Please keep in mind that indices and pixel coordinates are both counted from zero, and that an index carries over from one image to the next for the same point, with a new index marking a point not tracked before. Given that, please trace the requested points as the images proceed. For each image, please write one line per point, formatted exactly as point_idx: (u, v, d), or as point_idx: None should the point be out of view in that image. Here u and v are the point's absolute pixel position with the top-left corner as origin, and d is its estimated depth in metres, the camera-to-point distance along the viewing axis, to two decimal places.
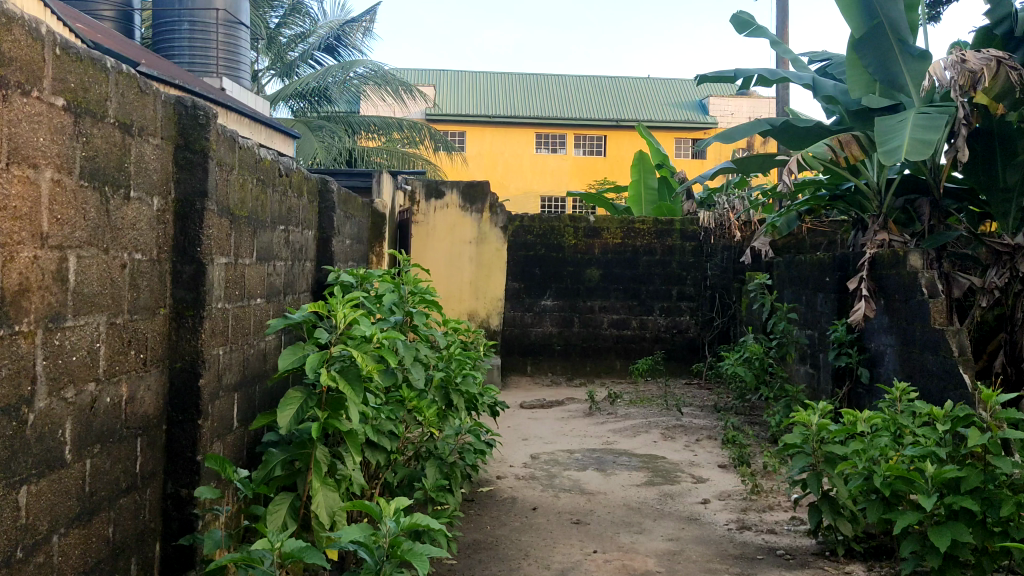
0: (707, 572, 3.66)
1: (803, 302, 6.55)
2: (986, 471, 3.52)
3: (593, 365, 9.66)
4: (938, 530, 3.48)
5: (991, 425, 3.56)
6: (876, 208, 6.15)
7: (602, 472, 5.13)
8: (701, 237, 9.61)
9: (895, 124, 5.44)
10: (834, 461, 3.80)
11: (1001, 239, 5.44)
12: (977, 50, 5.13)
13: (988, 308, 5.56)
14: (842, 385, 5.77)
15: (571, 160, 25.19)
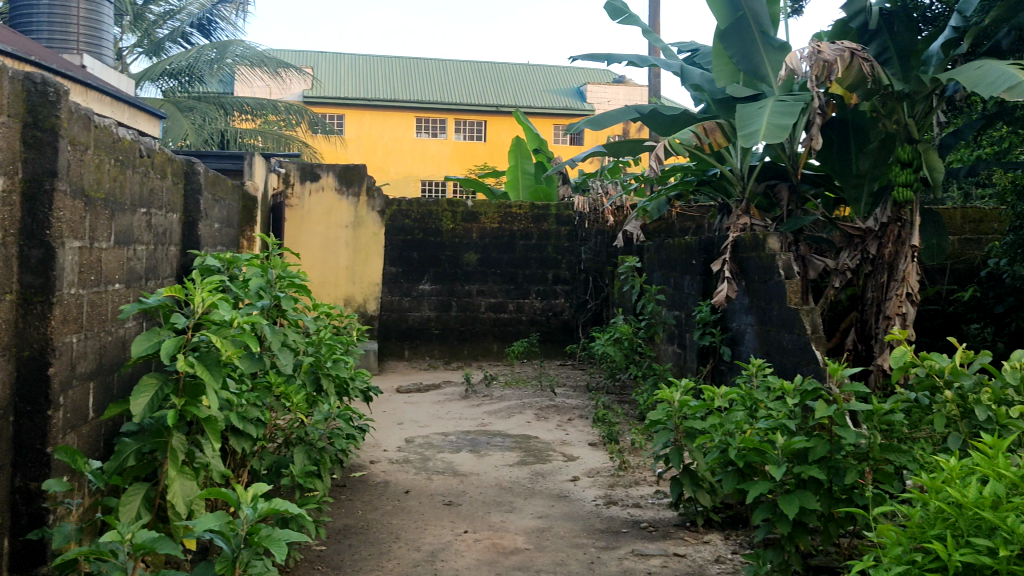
0: (573, 547, 3.82)
1: (671, 284, 6.74)
2: (832, 442, 3.66)
3: (471, 349, 9.76)
4: (788, 498, 3.64)
5: (838, 398, 3.69)
6: (739, 192, 6.18)
7: (476, 454, 5.20)
8: (576, 221, 9.86)
9: (755, 110, 5.17)
10: (693, 435, 3.92)
11: (853, 223, 5.66)
12: (830, 40, 5.04)
13: (840, 288, 5.84)
14: (707, 362, 6.01)
15: (451, 145, 25.08)
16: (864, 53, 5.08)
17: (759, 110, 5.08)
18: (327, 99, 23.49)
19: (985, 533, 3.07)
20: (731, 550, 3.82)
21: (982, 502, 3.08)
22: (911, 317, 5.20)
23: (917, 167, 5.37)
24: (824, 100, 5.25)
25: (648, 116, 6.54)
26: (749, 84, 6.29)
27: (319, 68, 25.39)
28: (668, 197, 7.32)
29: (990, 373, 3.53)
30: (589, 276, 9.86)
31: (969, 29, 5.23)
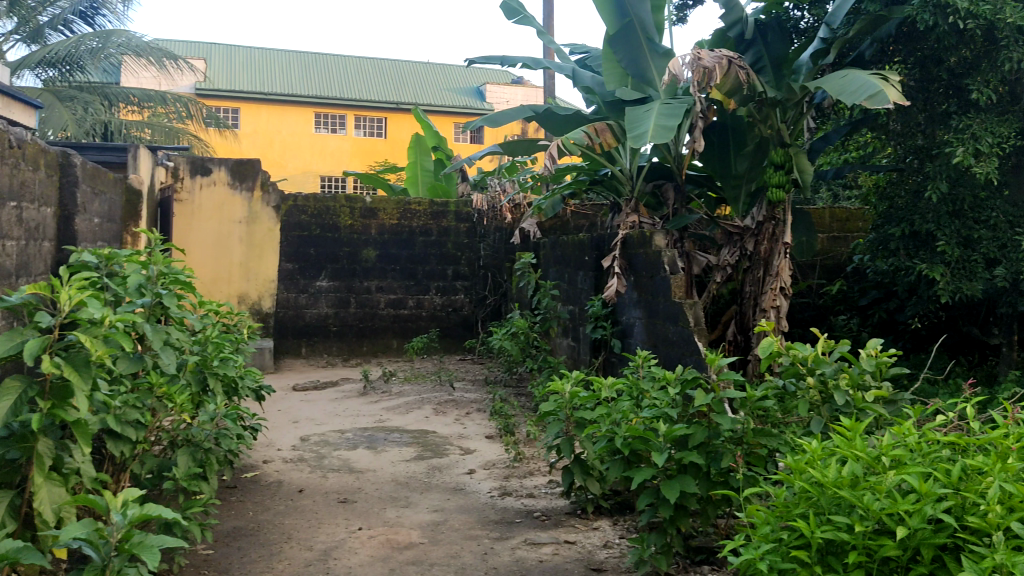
0: (467, 539, 3.92)
1: (566, 280, 6.91)
2: (710, 428, 3.90)
3: (370, 345, 10.10)
4: (669, 483, 3.83)
5: (714, 387, 3.90)
6: (629, 191, 6.36)
7: (373, 450, 5.23)
8: (474, 219, 10.27)
9: (643, 113, 5.23)
10: (583, 425, 4.06)
11: (732, 221, 6.02)
12: (710, 47, 5.18)
13: (722, 283, 6.18)
14: (598, 355, 6.11)
15: (351, 141, 24.64)
16: (741, 60, 5.22)
17: (647, 113, 5.15)
18: (220, 91, 22.88)
19: (845, 509, 3.54)
20: (618, 534, 4.04)
21: (842, 482, 3.52)
22: (783, 308, 5.53)
23: (788, 170, 5.72)
24: (705, 103, 5.37)
25: (543, 116, 6.64)
26: (636, 87, 6.42)
27: (212, 59, 24.65)
28: (562, 195, 7.43)
29: (849, 360, 3.79)
30: (489, 273, 10.29)
31: (835, 42, 5.56)
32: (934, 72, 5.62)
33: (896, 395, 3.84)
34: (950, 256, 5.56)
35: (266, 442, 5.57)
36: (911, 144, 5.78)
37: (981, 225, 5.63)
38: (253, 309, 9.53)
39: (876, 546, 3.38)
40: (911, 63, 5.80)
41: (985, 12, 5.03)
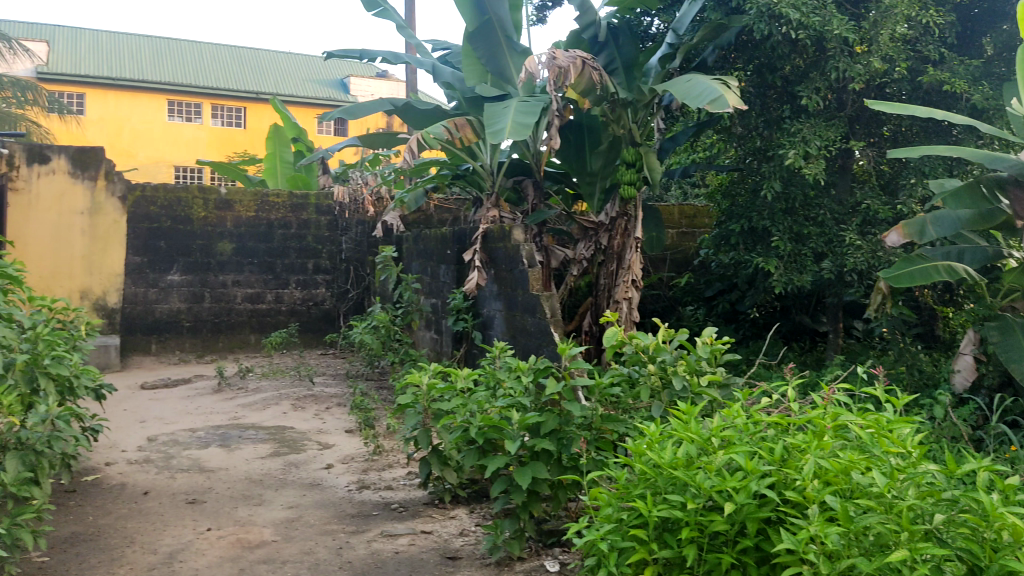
0: (321, 534, 3.98)
1: (429, 273, 7.07)
2: (561, 415, 4.04)
3: (227, 341, 10.39)
4: (522, 470, 3.94)
5: (565, 375, 4.05)
6: (490, 186, 6.46)
7: (226, 448, 5.23)
8: (335, 212, 10.87)
9: (501, 111, 5.25)
10: (439, 416, 4.13)
11: (588, 217, 6.31)
12: (563, 48, 5.30)
13: (578, 276, 6.42)
14: (460, 346, 6.34)
15: (207, 131, 24.75)
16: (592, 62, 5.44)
17: (505, 110, 5.15)
18: (60, 76, 22.24)
19: (680, 488, 3.76)
20: (474, 522, 4.23)
21: (677, 463, 3.72)
22: (634, 300, 5.66)
23: (639, 168, 5.88)
24: (561, 103, 5.51)
25: (401, 110, 6.49)
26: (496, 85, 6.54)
27: (58, 41, 23.76)
28: (424, 190, 7.42)
29: (687, 348, 4.03)
30: (350, 266, 10.85)
31: (680, 47, 5.87)
32: (770, 79, 5.92)
33: (728, 379, 4.10)
34: (784, 251, 5.84)
35: (110, 442, 5.48)
36: (750, 146, 6.12)
37: (811, 223, 5.97)
38: (98, 304, 9.59)
39: (707, 521, 3.65)
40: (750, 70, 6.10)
41: (814, 24, 5.34)
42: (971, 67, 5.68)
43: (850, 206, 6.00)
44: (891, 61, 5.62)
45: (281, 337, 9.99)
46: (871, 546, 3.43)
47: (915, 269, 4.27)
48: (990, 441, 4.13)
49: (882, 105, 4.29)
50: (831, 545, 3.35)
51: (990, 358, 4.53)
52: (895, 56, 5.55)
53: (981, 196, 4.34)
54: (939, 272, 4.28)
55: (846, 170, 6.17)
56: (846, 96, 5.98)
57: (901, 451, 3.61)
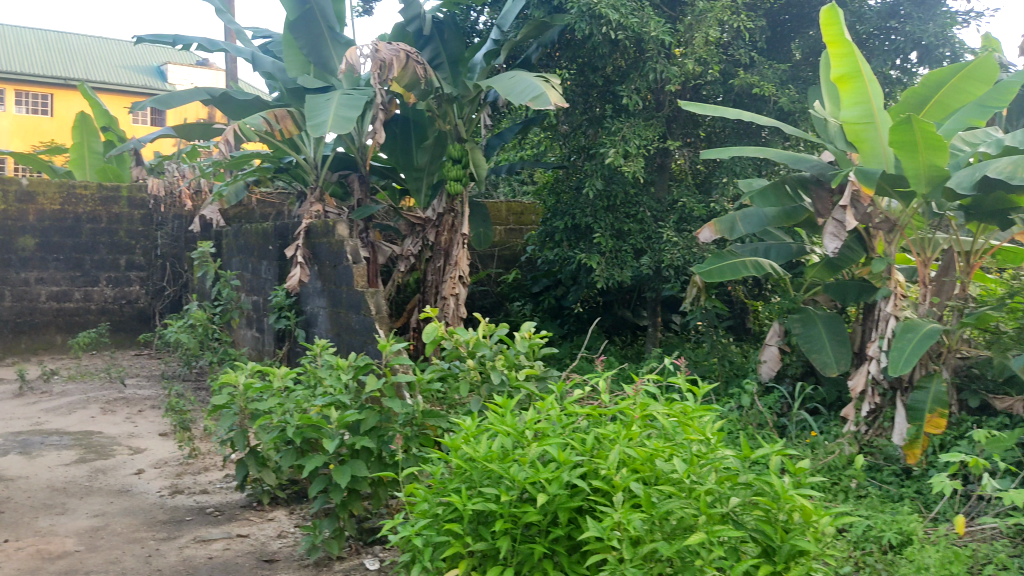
0: (129, 542, 3.86)
1: (248, 270, 7.41)
2: (382, 412, 3.97)
3: (30, 343, 10.31)
4: (340, 468, 3.88)
5: (386, 371, 3.99)
6: (313, 180, 6.51)
7: (26, 456, 5.16)
8: (149, 206, 10.94)
9: (321, 102, 5.31)
10: (256, 416, 4.03)
11: (415, 213, 6.42)
12: (387, 40, 5.33)
13: (406, 273, 6.56)
14: (283, 345, 6.60)
15: (11, 118, 23.79)
16: (417, 56, 5.50)
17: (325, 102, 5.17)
18: None
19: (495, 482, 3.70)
20: (293, 524, 4.22)
21: (491, 456, 3.63)
22: (460, 296, 5.96)
23: (465, 165, 6.11)
24: (385, 96, 5.57)
25: (219, 99, 6.64)
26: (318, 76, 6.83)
27: None
28: (244, 182, 7.44)
29: (506, 342, 4.11)
30: (168, 262, 10.94)
31: (504, 44, 6.00)
32: (591, 78, 6.20)
33: (546, 372, 4.19)
34: (604, 247, 6.18)
35: None
36: (574, 145, 6.43)
37: (630, 220, 6.31)
38: None
39: (520, 513, 3.53)
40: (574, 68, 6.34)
41: (632, 25, 5.59)
42: (778, 71, 6.12)
43: (668, 203, 6.39)
44: (706, 63, 5.96)
45: (89, 337, 9.96)
46: (672, 530, 3.44)
47: (725, 265, 4.76)
48: (791, 426, 4.57)
49: (692, 107, 4.79)
50: (632, 532, 3.35)
51: (793, 349, 5.14)
52: (708, 59, 5.88)
53: (783, 195, 4.79)
54: (747, 267, 4.81)
55: (664, 169, 6.53)
56: (664, 96, 6.31)
57: (702, 438, 3.64)
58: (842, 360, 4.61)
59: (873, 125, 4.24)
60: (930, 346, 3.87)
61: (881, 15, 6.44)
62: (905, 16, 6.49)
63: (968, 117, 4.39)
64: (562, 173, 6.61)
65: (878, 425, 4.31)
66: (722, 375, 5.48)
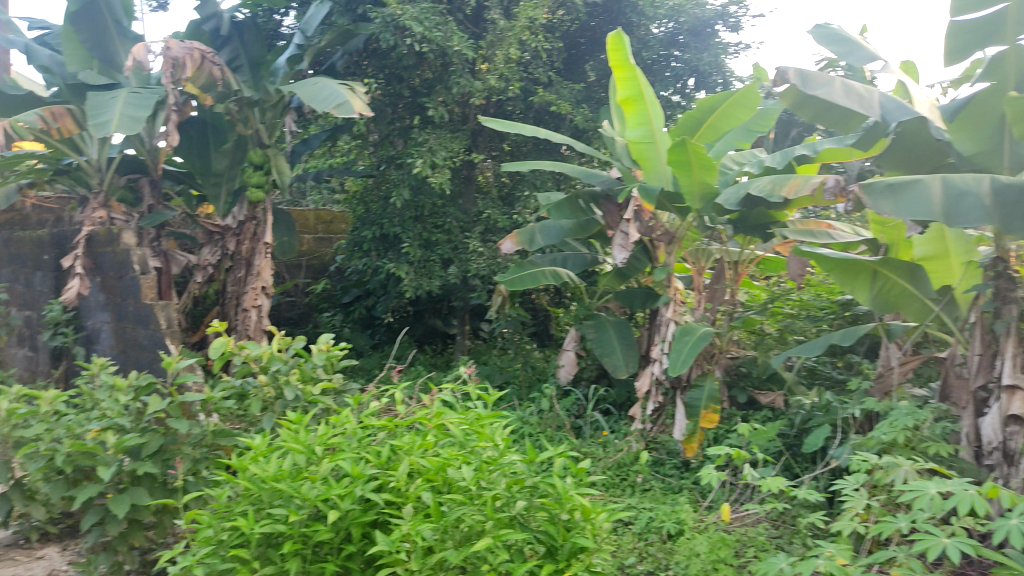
0: None
1: (17, 283, 7.02)
2: (167, 434, 3.81)
3: None
4: (117, 498, 3.70)
5: (171, 391, 3.77)
6: (97, 184, 6.58)
7: None
8: None
9: (110, 101, 5.74)
10: (20, 446, 3.73)
11: (213, 222, 6.99)
12: (179, 39, 5.76)
13: (203, 282, 7.09)
14: (61, 365, 6.54)
15: None
16: (212, 56, 5.99)
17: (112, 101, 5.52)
18: None
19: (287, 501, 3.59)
20: (66, 560, 4.08)
21: (281, 475, 3.53)
22: (263, 307, 6.75)
23: (267, 171, 6.72)
24: (179, 95, 5.95)
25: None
26: (104, 72, 7.05)
27: None
28: (15, 184, 6.84)
29: (303, 356, 4.14)
30: None
31: (307, 49, 6.49)
32: (398, 87, 6.76)
33: (345, 385, 4.23)
34: (412, 256, 6.66)
35: None
36: (385, 154, 6.95)
37: (438, 230, 6.80)
38: None
39: (310, 532, 3.44)
40: (383, 78, 6.88)
41: (435, 39, 6.09)
42: (573, 92, 6.84)
43: (474, 215, 6.98)
44: (508, 79, 6.56)
45: None
46: (461, 537, 3.46)
47: (525, 274, 5.18)
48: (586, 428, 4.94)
49: (493, 124, 5.31)
50: (422, 543, 3.33)
51: (587, 353, 5.48)
52: (509, 76, 6.48)
53: (576, 208, 5.21)
54: (546, 277, 5.27)
55: (470, 180, 7.08)
56: (469, 111, 6.86)
57: (492, 444, 3.77)
58: (631, 362, 5.06)
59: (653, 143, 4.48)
60: (704, 347, 4.23)
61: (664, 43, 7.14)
62: (683, 45, 7.15)
63: (736, 139, 4.91)
64: (372, 181, 7.11)
65: (662, 422, 4.66)
66: (524, 380, 6.20)
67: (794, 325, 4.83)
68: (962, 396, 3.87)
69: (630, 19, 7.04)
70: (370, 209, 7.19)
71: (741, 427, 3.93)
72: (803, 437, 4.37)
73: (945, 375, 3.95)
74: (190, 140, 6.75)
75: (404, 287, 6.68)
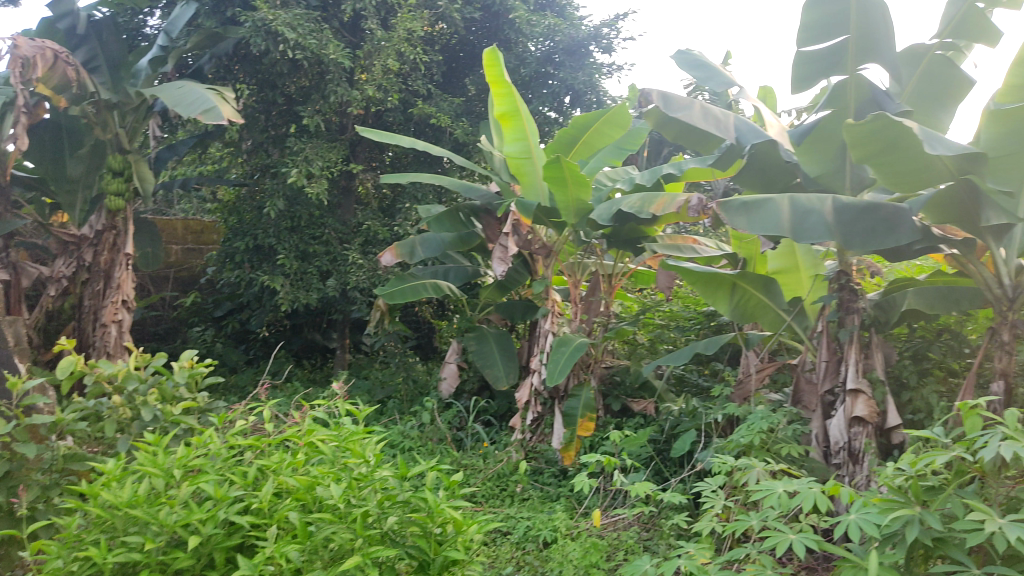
0: None
1: None
2: (11, 461, 3.58)
3: None
4: None
5: (17, 414, 3.56)
6: None
7: None
8: None
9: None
10: None
11: (68, 231, 7.04)
12: (28, 37, 5.74)
13: (56, 294, 7.11)
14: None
15: None
16: (66, 57, 5.98)
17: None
18: None
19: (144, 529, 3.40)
20: None
21: (137, 500, 3.33)
22: (123, 321, 6.74)
23: (127, 177, 6.75)
24: (28, 98, 5.78)
25: None
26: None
27: None
28: None
29: (164, 374, 4.14)
30: None
31: (170, 53, 6.71)
32: (271, 93, 7.40)
33: (211, 405, 4.25)
34: (286, 268, 7.24)
35: None
36: (259, 163, 7.59)
37: (315, 241, 7.49)
38: None
39: (168, 560, 3.23)
40: (257, 85, 7.52)
41: (309, 45, 6.64)
42: (453, 105, 7.75)
43: (352, 227, 7.70)
44: (386, 90, 7.23)
45: None
46: (331, 557, 3.42)
47: (407, 288, 5.40)
48: (467, 438, 5.17)
49: (371, 134, 5.60)
50: (289, 564, 3.25)
51: (470, 365, 5.90)
52: (388, 87, 7.14)
53: (457, 221, 5.62)
54: (427, 289, 5.58)
55: (347, 191, 7.92)
56: (345, 121, 7.81)
57: (364, 460, 3.82)
58: (510, 372, 5.39)
59: (530, 159, 4.80)
60: (580, 357, 4.43)
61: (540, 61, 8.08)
62: (558, 63, 8.17)
63: (609, 157, 5.11)
64: (246, 191, 7.84)
65: (541, 430, 4.96)
66: (406, 395, 6.26)
67: (664, 334, 5.31)
68: (812, 400, 4.25)
69: (509, 36, 8.10)
70: (243, 220, 7.75)
71: (615, 433, 4.09)
72: (672, 442, 4.63)
73: (799, 379, 4.28)
74: (38, 144, 6.87)
75: (280, 299, 7.19)
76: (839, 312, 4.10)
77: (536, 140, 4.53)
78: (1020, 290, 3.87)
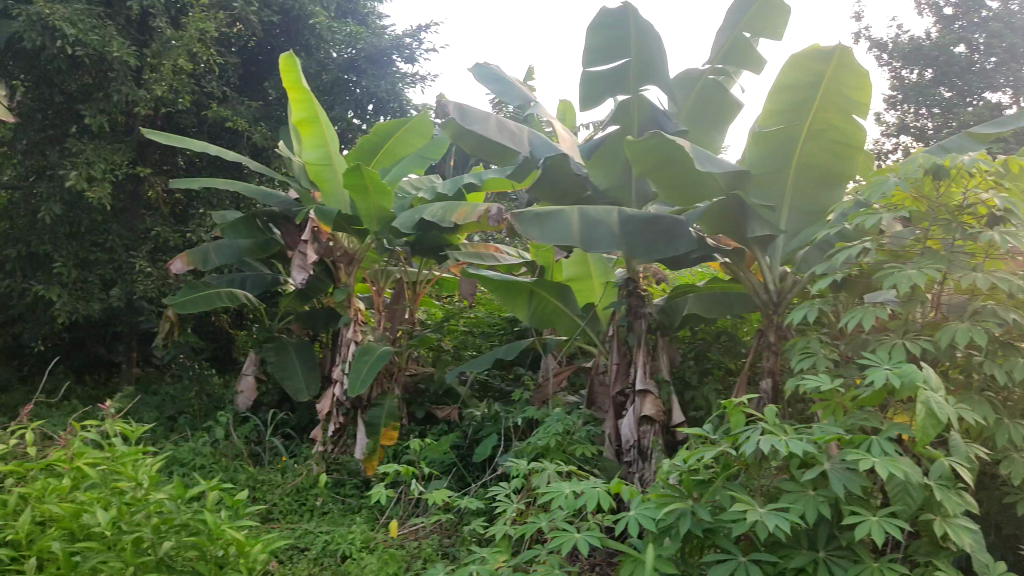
0: None
1: None
2: None
3: None
4: None
5: None
6: None
7: None
8: None
9: None
10: None
11: None
12: None
13: None
14: None
15: None
16: None
17: None
18: None
19: None
20: None
21: None
22: None
23: None
24: None
25: None
26: None
27: None
28: None
29: None
30: None
31: None
32: (49, 90, 7.58)
33: None
34: (64, 277, 7.50)
35: None
36: (38, 164, 7.72)
37: (97, 248, 7.83)
38: None
39: None
40: (38, 80, 7.59)
41: (90, 42, 7.02)
42: (250, 109, 8.61)
43: (140, 233, 8.06)
44: (178, 92, 7.71)
45: None
46: None
47: (199, 297, 5.81)
48: (266, 454, 5.56)
49: (161, 138, 5.84)
50: None
51: (265, 377, 6.37)
52: (179, 87, 7.65)
53: (255, 227, 6.12)
54: (221, 297, 5.93)
55: (136, 196, 8.31)
56: (134, 123, 8.18)
57: (138, 483, 3.58)
58: (311, 384, 5.79)
59: (329, 165, 5.39)
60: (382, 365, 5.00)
61: (342, 66, 9.49)
62: (360, 69, 9.59)
63: (411, 165, 5.88)
64: (18, 193, 7.87)
65: (343, 442, 5.38)
66: (200, 408, 6.65)
67: (469, 340, 6.20)
68: (604, 401, 4.76)
69: (309, 41, 9.37)
70: (16, 225, 7.94)
71: (412, 440, 4.06)
72: (473, 446, 5.10)
73: (594, 383, 4.79)
74: None
75: (57, 309, 7.35)
76: (628, 316, 4.55)
77: (336, 149, 5.14)
78: (781, 296, 4.43)
